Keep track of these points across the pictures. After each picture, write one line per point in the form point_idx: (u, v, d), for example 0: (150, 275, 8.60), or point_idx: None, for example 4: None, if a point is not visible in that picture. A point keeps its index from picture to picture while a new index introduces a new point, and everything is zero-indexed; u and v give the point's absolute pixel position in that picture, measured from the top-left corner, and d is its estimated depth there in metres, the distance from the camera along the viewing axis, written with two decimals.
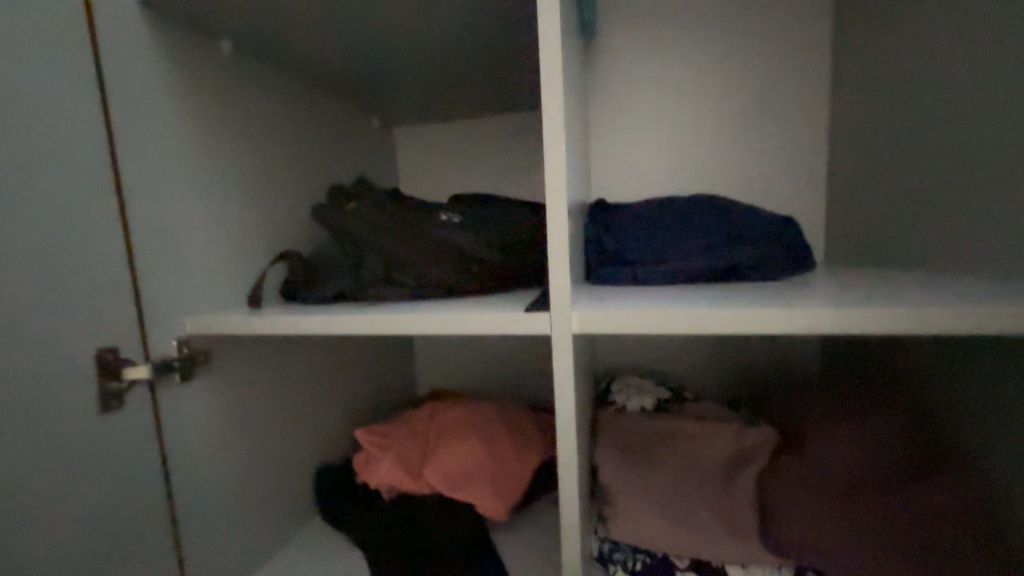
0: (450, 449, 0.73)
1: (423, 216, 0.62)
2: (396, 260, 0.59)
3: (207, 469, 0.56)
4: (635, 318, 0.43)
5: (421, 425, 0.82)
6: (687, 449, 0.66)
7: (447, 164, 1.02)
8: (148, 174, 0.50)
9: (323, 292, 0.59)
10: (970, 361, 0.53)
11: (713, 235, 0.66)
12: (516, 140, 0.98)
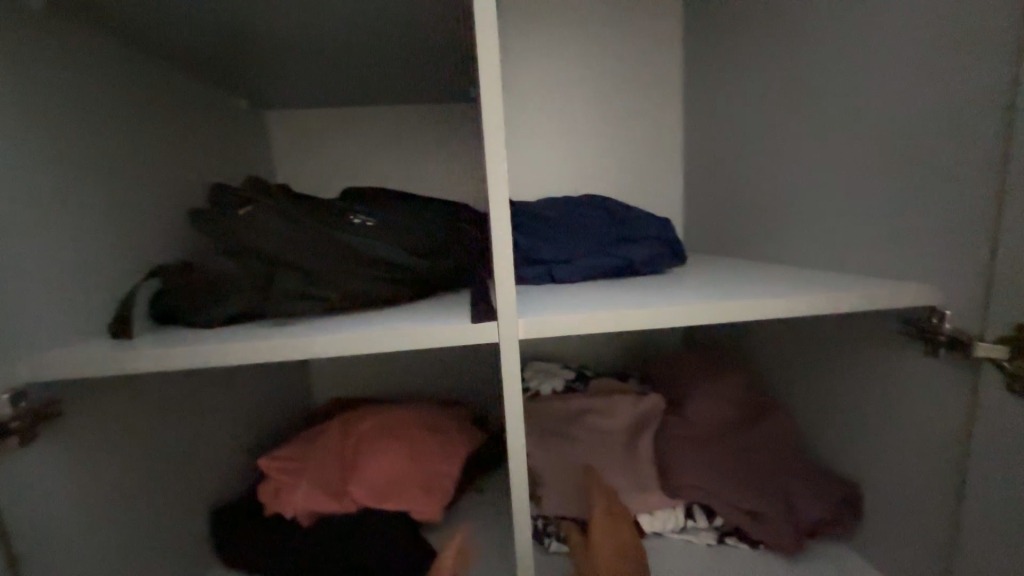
0: (372, 462, 0.70)
1: (330, 218, 0.57)
2: (305, 266, 0.53)
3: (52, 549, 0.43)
4: (570, 323, 0.48)
5: (333, 440, 0.76)
6: (593, 423, 0.73)
7: (333, 155, 0.93)
8: None
9: (221, 313, 0.51)
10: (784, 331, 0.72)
11: (608, 235, 0.74)
12: (410, 133, 0.94)
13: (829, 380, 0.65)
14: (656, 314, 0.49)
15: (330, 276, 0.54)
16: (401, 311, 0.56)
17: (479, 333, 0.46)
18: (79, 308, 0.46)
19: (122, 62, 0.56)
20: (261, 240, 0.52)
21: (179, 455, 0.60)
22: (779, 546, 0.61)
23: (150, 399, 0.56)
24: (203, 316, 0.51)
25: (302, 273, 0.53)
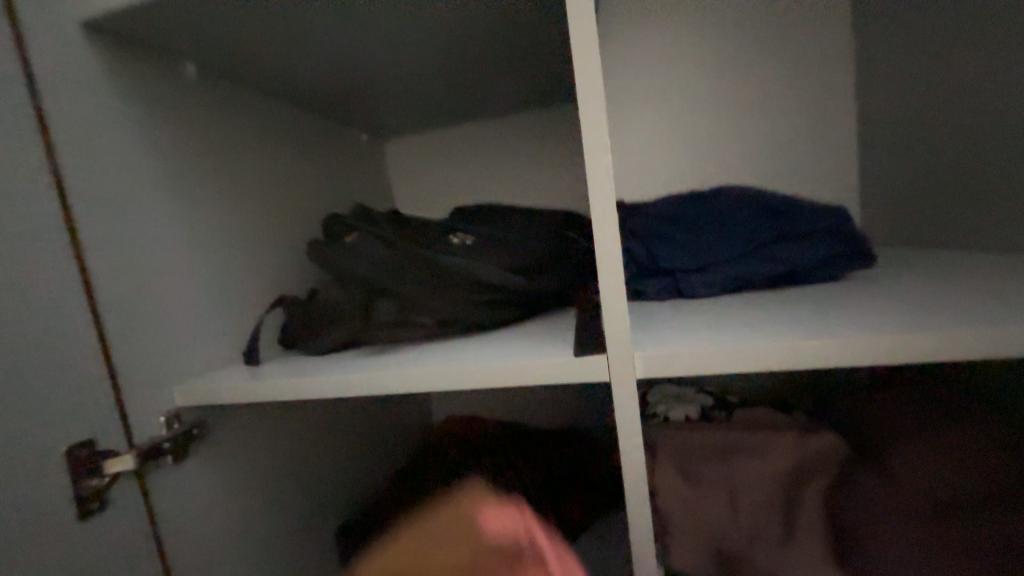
0: None
1: (431, 242, 0.55)
2: (404, 292, 0.51)
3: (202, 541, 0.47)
4: (709, 358, 0.36)
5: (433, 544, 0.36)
6: (740, 465, 0.56)
7: (439, 181, 0.95)
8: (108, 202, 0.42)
9: (330, 339, 0.52)
10: None
11: (758, 234, 0.58)
12: (515, 142, 0.91)
13: None
14: (842, 345, 0.34)
15: (429, 301, 0.51)
16: (504, 335, 0.51)
17: (587, 370, 0.38)
18: (222, 338, 0.52)
19: (260, 115, 0.62)
20: (364, 264, 0.52)
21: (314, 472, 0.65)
22: None
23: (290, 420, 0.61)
24: (315, 342, 0.53)
25: (402, 296, 0.51)
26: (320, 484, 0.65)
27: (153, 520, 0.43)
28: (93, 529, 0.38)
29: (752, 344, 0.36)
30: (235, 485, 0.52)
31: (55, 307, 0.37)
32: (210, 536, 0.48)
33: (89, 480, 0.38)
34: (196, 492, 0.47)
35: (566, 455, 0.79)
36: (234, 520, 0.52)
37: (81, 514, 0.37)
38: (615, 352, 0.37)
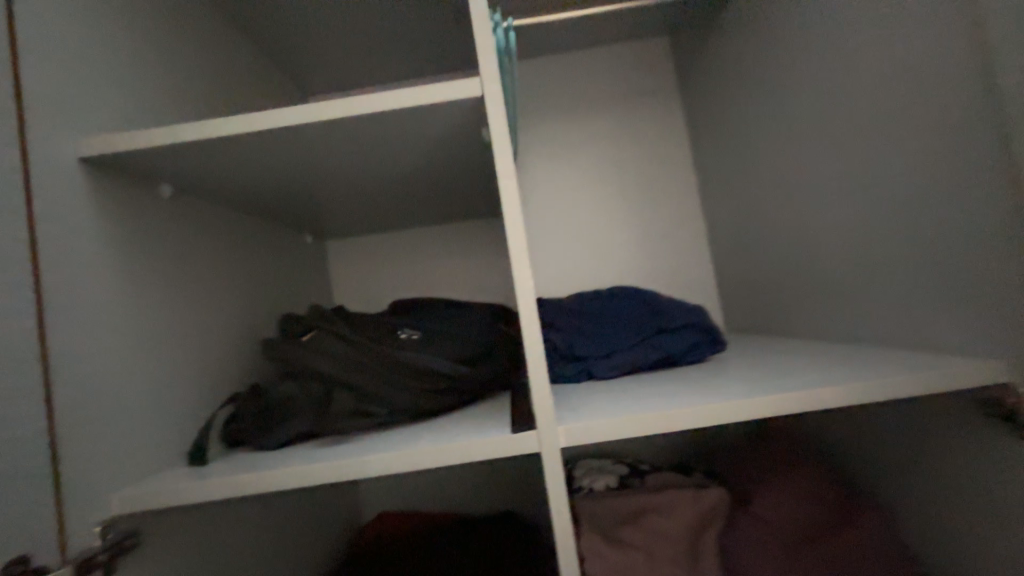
0: None
1: (383, 338, 0.63)
2: (357, 384, 0.57)
3: None
4: (612, 426, 0.48)
5: None
6: (653, 524, 0.66)
7: (378, 277, 1.04)
8: (78, 309, 0.45)
9: (281, 432, 0.55)
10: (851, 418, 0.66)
11: (646, 327, 0.75)
12: (451, 245, 1.05)
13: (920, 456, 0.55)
14: (701, 413, 0.47)
15: (381, 390, 0.57)
16: (447, 418, 0.59)
17: (520, 442, 0.47)
18: (161, 436, 0.52)
19: (219, 223, 0.69)
20: (319, 360, 0.58)
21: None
22: None
23: (220, 521, 0.60)
24: (265, 437, 0.55)
25: (356, 388, 0.57)
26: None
27: None
28: None
29: (642, 414, 0.48)
30: None
31: (16, 415, 0.38)
32: None
33: None
34: None
35: (497, 539, 0.83)
36: None
37: None
38: (541, 426, 0.47)
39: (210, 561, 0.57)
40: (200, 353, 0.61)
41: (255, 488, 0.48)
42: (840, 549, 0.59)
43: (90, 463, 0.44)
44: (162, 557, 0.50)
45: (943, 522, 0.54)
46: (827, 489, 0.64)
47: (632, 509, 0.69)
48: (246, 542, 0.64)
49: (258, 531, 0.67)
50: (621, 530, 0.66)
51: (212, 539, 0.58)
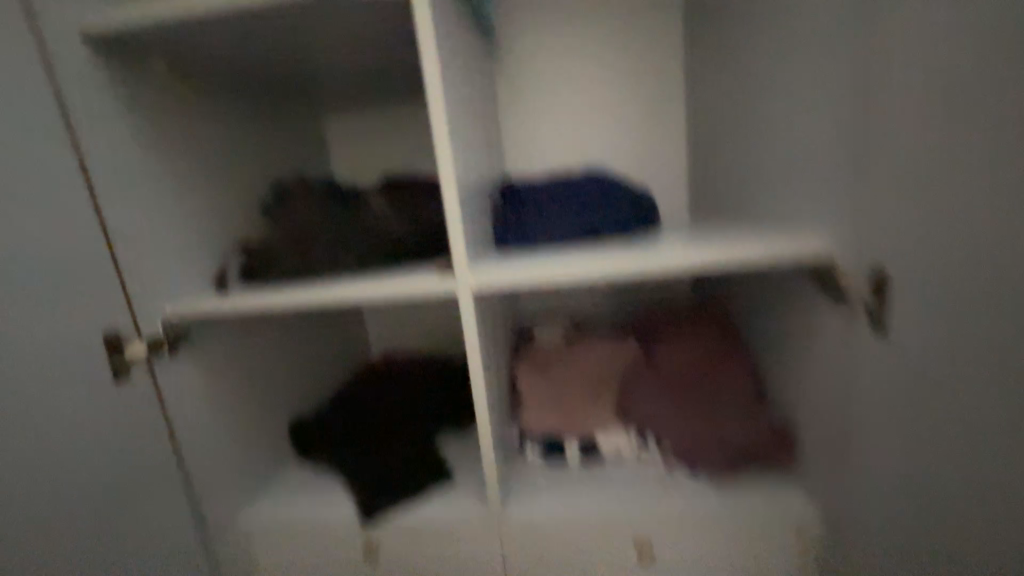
0: None
1: (357, 205, 0.78)
2: (334, 240, 0.73)
3: (192, 407, 0.69)
4: (514, 277, 0.61)
5: None
6: (573, 363, 0.88)
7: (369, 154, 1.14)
8: (111, 170, 0.59)
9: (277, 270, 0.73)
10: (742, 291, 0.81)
11: (588, 207, 0.84)
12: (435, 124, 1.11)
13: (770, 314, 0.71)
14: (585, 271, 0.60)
15: (351, 244, 0.73)
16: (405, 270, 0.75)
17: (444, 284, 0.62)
18: (194, 271, 0.71)
19: (213, 97, 0.78)
20: (307, 219, 0.75)
21: (274, 373, 0.88)
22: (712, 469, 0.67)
23: (251, 333, 0.83)
24: (267, 274, 0.74)
25: (332, 241, 0.73)
26: (278, 381, 0.88)
27: (158, 388, 0.63)
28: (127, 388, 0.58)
29: (538, 269, 0.61)
30: (211, 373, 0.73)
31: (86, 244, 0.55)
32: (200, 403, 0.70)
33: (118, 355, 0.56)
34: (187, 373, 0.68)
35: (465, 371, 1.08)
36: (216, 396, 0.73)
37: (115, 378, 0.55)
38: (460, 273, 0.61)
39: (248, 358, 0.81)
40: (214, 212, 0.76)
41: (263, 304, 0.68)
42: (708, 377, 0.73)
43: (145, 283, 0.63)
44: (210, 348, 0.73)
45: (784, 367, 0.69)
46: (712, 341, 0.79)
47: (560, 353, 0.92)
48: (275, 351, 0.89)
49: (284, 345, 0.91)
50: (548, 365, 0.90)
51: (246, 344, 0.81)
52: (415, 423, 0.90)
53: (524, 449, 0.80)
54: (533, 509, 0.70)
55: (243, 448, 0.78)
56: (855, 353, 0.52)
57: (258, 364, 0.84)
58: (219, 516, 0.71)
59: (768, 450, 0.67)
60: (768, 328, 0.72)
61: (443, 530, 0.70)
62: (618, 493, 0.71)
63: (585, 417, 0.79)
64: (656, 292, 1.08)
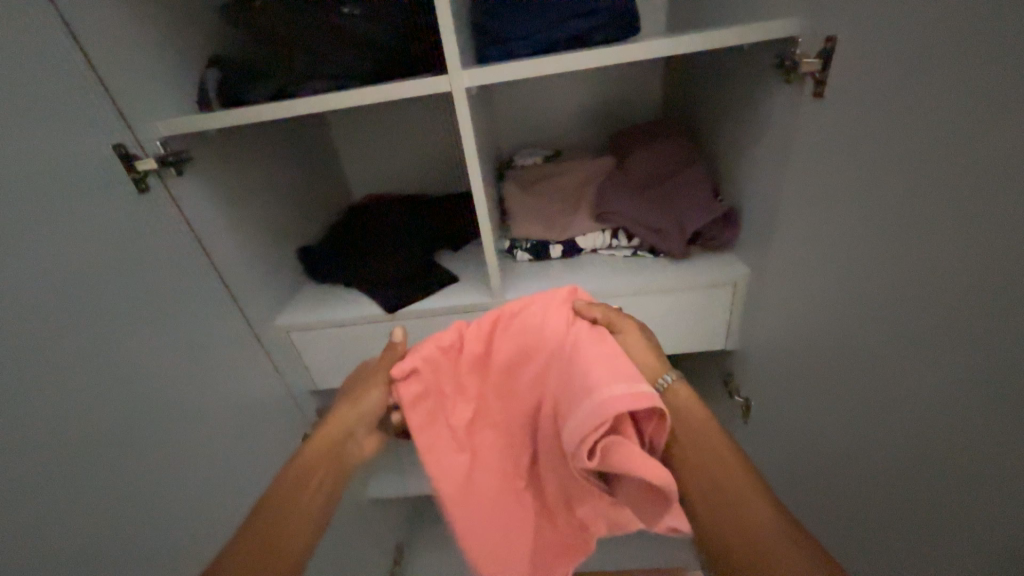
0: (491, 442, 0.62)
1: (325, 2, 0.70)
2: (313, 48, 0.71)
3: (212, 224, 0.75)
4: (506, 72, 0.65)
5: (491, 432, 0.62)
6: (555, 179, 0.99)
7: None
8: None
9: (259, 84, 0.71)
10: (705, 99, 0.91)
11: (573, 4, 0.80)
12: None
13: (727, 114, 0.82)
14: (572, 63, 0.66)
15: (335, 51, 0.71)
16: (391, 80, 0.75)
17: (439, 83, 0.64)
18: (172, 88, 0.69)
19: None
20: (280, 24, 0.70)
21: (273, 202, 0.93)
22: (673, 246, 0.83)
23: (244, 159, 0.85)
24: (248, 86, 0.72)
25: (314, 48, 0.71)
26: (279, 209, 0.94)
27: (177, 203, 0.68)
28: (151, 199, 0.63)
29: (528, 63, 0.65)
30: (218, 195, 0.77)
31: (65, 48, 0.53)
32: (219, 221, 0.77)
33: (133, 169, 0.60)
34: (198, 194, 0.73)
35: (453, 200, 1.16)
36: (230, 217, 0.80)
37: (137, 189, 0.61)
38: (453, 70, 0.63)
39: (247, 184, 0.85)
40: (172, 20, 0.71)
41: (258, 120, 0.69)
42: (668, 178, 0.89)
43: (132, 97, 0.62)
44: (212, 168, 0.77)
45: (737, 158, 0.81)
46: (675, 149, 0.93)
47: (544, 173, 1.02)
48: (269, 180, 0.92)
49: (275, 175, 0.95)
50: (534, 183, 1.00)
51: (243, 170, 0.85)
52: (413, 239, 1.00)
53: (515, 252, 0.93)
54: (524, 291, 0.85)
55: (265, 265, 0.88)
56: (796, 127, 0.62)
57: (258, 190, 0.88)
58: (260, 318, 0.84)
59: (715, 228, 0.83)
60: (725, 128, 0.84)
61: (451, 314, 0.86)
62: (593, 276, 0.87)
63: (568, 219, 0.92)
64: (628, 113, 1.14)
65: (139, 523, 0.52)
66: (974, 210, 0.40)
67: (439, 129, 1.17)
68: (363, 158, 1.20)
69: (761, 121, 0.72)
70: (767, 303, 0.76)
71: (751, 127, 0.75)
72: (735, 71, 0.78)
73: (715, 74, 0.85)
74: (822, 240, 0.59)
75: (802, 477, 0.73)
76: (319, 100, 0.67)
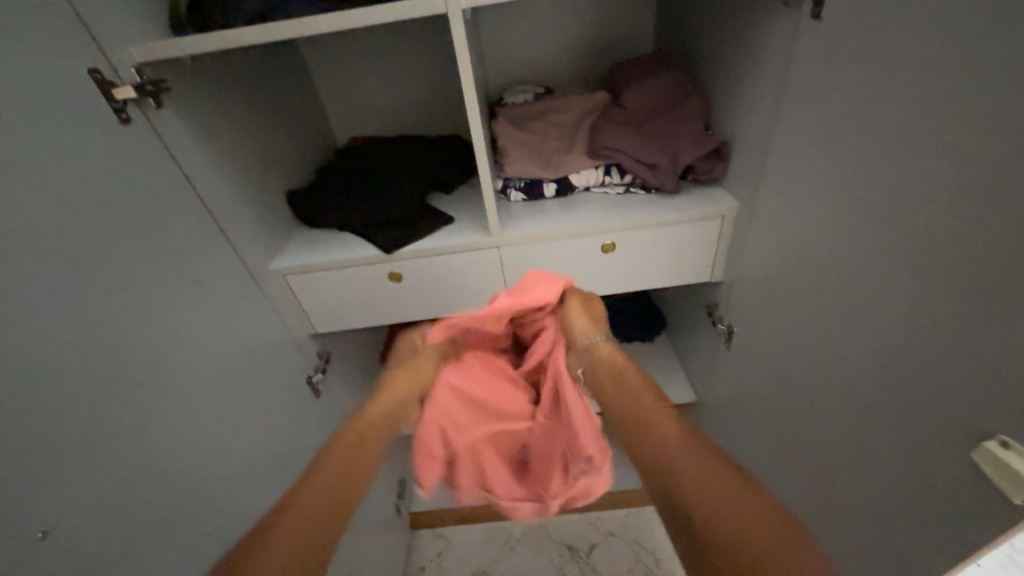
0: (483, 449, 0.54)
1: None
2: None
3: (200, 161, 0.73)
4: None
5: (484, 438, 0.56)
6: (549, 117, 0.99)
7: None
8: None
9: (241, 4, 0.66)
10: (699, 30, 0.91)
11: None
12: None
13: (723, 46, 0.83)
14: None
15: None
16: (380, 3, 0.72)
17: (434, 5, 0.65)
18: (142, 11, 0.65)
19: None
20: None
21: (260, 141, 0.90)
22: (667, 180, 0.85)
23: (227, 93, 0.82)
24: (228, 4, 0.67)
25: None
26: (265, 150, 0.92)
27: (160, 136, 0.66)
28: (131, 131, 0.61)
29: None
30: (203, 130, 0.75)
31: None
32: (207, 158, 0.75)
33: (111, 98, 0.58)
34: (182, 129, 0.70)
35: (443, 140, 1.14)
36: (218, 154, 0.78)
37: (119, 120, 0.59)
38: None
39: (232, 121, 0.82)
40: None
41: (246, 43, 0.66)
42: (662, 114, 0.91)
43: (101, 19, 0.59)
44: (194, 98, 0.74)
45: (732, 90, 0.82)
46: (669, 84, 0.94)
47: (537, 112, 1.01)
48: (254, 117, 0.89)
49: (259, 113, 0.91)
50: (527, 122, 0.99)
51: (226, 104, 0.81)
52: (406, 178, 0.98)
53: (509, 192, 0.93)
54: (520, 228, 0.87)
55: (257, 208, 0.86)
56: (793, 54, 0.63)
57: (243, 127, 0.85)
58: (255, 260, 0.84)
59: (706, 163, 0.86)
60: (721, 60, 0.85)
61: (448, 252, 0.87)
62: (586, 211, 0.89)
63: (563, 156, 0.92)
64: (623, 50, 1.12)
65: (148, 441, 0.55)
66: (925, 127, 0.44)
67: (428, 64, 1.12)
68: (349, 99, 1.16)
69: (758, 50, 0.73)
70: (755, 234, 0.80)
71: (746, 56, 0.76)
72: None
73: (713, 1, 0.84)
74: (809, 165, 0.62)
75: (768, 393, 0.80)
76: (310, 23, 0.65)
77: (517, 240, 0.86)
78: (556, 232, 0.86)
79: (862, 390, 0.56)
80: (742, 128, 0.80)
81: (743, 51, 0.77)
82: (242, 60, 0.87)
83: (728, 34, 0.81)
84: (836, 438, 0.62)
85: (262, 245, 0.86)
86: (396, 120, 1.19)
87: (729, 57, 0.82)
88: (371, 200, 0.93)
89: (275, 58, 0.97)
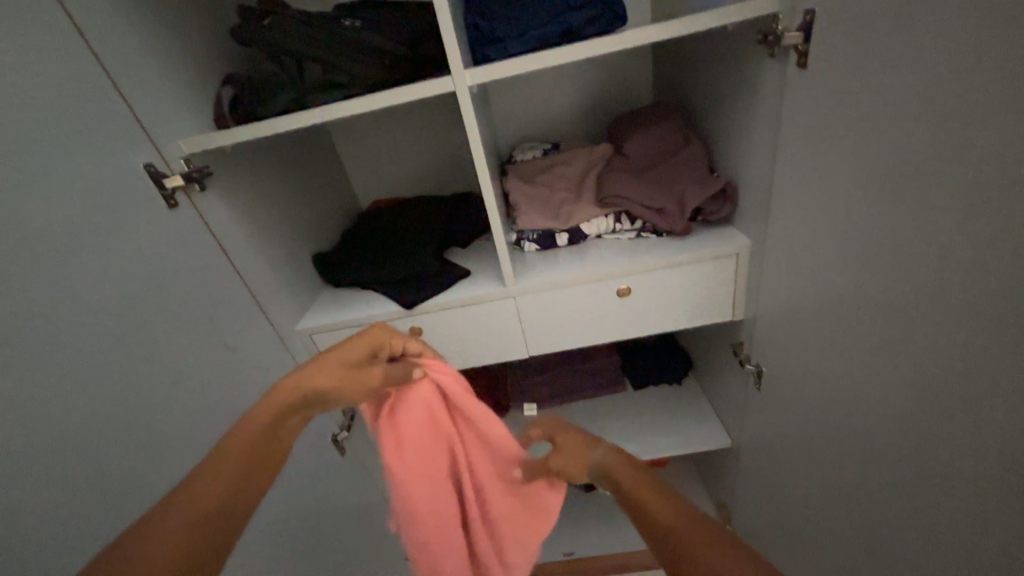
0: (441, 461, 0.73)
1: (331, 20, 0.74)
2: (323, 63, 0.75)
3: (236, 236, 0.80)
4: (501, 70, 0.72)
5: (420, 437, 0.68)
6: (557, 172, 1.03)
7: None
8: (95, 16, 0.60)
9: (274, 98, 0.75)
10: (693, 83, 0.96)
11: None
12: None
13: (718, 97, 0.88)
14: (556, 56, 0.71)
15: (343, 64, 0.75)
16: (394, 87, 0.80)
17: (445, 84, 0.72)
18: (191, 115, 0.75)
19: None
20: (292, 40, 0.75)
21: (290, 212, 0.98)
22: (677, 223, 0.87)
23: (262, 174, 0.91)
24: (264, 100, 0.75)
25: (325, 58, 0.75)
26: (295, 220, 0.99)
27: (202, 217, 0.73)
28: (178, 217, 0.68)
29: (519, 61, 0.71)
30: (240, 208, 0.82)
31: (100, 87, 0.59)
32: (242, 233, 0.81)
33: (162, 187, 0.66)
34: (221, 210, 0.78)
35: (459, 197, 1.20)
36: (252, 228, 0.84)
37: (168, 206, 0.67)
38: (456, 73, 0.71)
39: (266, 198, 0.90)
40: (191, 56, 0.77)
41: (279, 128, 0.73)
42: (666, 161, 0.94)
43: (158, 126, 0.68)
44: (234, 181, 0.82)
45: (732, 135, 0.85)
46: (670, 131, 0.98)
47: (545, 167, 1.06)
48: (285, 193, 0.98)
49: (290, 187, 1.00)
50: (535, 177, 1.05)
51: (261, 184, 0.90)
52: (423, 235, 1.03)
53: (522, 243, 0.97)
54: (534, 277, 0.89)
55: (285, 275, 0.92)
56: (785, 101, 0.66)
57: (275, 202, 0.93)
58: (283, 323, 0.89)
59: (715, 204, 0.87)
60: (717, 108, 0.89)
61: (464, 306, 0.90)
62: (599, 257, 0.90)
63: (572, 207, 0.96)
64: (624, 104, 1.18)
65: None
66: (922, 164, 0.44)
67: (442, 131, 1.21)
68: (372, 168, 1.25)
69: (751, 100, 0.76)
70: (770, 271, 0.79)
71: (741, 106, 0.80)
72: (722, 54, 0.82)
73: (704, 58, 0.89)
74: (814, 203, 0.63)
75: (803, 437, 0.76)
76: (335, 109, 0.72)
77: (530, 289, 0.88)
78: (570, 280, 0.87)
79: (900, 432, 0.53)
80: (745, 170, 0.82)
81: (738, 101, 0.81)
82: (275, 144, 0.96)
83: (722, 86, 0.85)
84: (880, 484, 0.58)
85: (289, 308, 0.91)
86: (414, 183, 1.28)
87: (724, 107, 0.86)
88: (390, 258, 0.98)
89: (304, 140, 1.08)
